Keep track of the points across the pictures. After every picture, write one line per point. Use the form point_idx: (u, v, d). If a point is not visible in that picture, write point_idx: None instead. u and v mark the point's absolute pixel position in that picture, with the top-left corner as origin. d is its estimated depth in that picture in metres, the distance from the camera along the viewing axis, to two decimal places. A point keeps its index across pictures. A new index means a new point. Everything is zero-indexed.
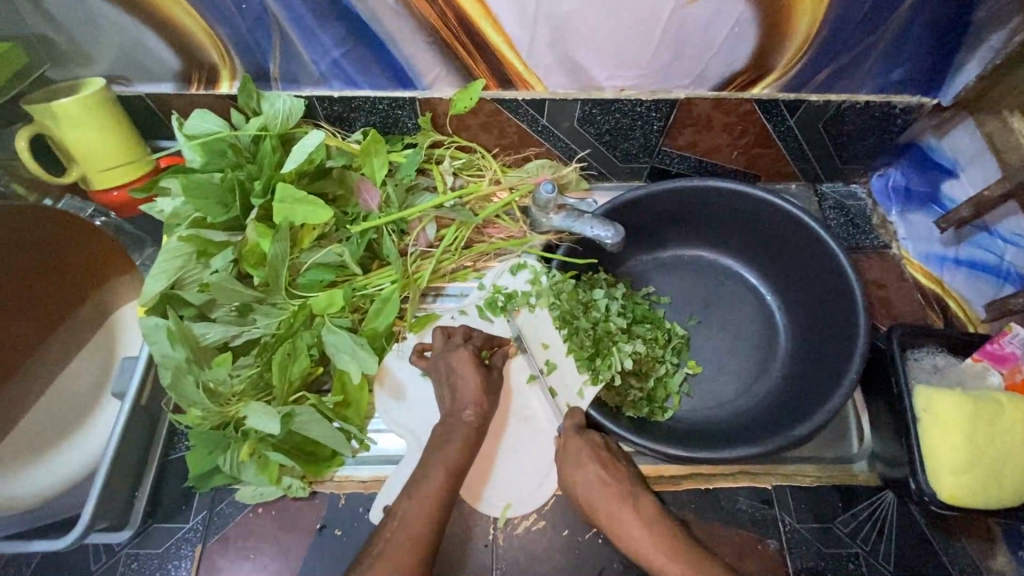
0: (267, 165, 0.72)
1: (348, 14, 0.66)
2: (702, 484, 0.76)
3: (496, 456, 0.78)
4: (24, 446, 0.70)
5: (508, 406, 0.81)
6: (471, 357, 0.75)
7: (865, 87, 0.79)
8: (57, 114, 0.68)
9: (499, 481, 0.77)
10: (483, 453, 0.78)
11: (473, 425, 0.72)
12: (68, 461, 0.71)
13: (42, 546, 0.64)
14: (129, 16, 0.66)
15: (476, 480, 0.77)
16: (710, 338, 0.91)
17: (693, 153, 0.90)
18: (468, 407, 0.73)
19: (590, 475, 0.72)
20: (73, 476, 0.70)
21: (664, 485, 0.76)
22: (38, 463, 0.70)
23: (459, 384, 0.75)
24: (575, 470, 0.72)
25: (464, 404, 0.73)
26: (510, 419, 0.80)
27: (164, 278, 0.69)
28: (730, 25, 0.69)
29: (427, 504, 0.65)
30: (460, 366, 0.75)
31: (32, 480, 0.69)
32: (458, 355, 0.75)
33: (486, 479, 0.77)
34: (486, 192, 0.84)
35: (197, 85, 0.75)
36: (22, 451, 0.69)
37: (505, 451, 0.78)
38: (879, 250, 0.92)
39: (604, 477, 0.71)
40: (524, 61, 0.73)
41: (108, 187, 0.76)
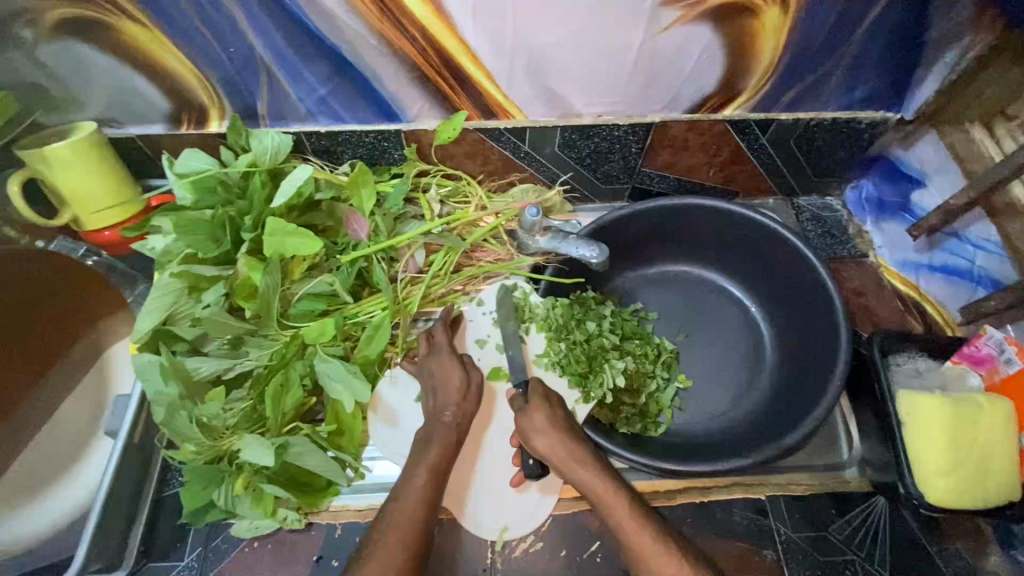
0: (257, 200, 0.75)
1: (333, 54, 0.69)
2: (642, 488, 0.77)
3: (478, 462, 0.79)
4: (16, 489, 0.69)
5: (485, 410, 0.82)
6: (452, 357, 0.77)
7: (831, 105, 0.83)
8: (50, 158, 0.69)
9: (479, 492, 0.77)
10: (463, 463, 0.79)
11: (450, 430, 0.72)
12: (58, 503, 0.70)
13: None
14: (119, 62, 0.68)
15: (456, 488, 0.78)
16: (698, 350, 0.93)
17: (671, 173, 0.93)
18: (449, 408, 0.73)
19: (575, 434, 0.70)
20: (64, 517, 0.69)
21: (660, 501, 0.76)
22: (28, 506, 0.69)
23: (439, 384, 0.75)
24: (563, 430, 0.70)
25: (445, 405, 0.74)
26: (490, 423, 0.81)
27: (155, 314, 0.71)
28: (698, 51, 0.72)
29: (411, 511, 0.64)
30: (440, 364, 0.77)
31: (22, 522, 0.68)
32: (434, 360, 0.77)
33: (467, 489, 0.78)
34: (473, 218, 0.87)
35: (187, 125, 0.77)
36: (12, 493, 0.69)
37: (485, 454, 0.80)
38: (857, 258, 0.95)
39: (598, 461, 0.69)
40: (503, 92, 0.76)
41: (101, 227, 0.77)
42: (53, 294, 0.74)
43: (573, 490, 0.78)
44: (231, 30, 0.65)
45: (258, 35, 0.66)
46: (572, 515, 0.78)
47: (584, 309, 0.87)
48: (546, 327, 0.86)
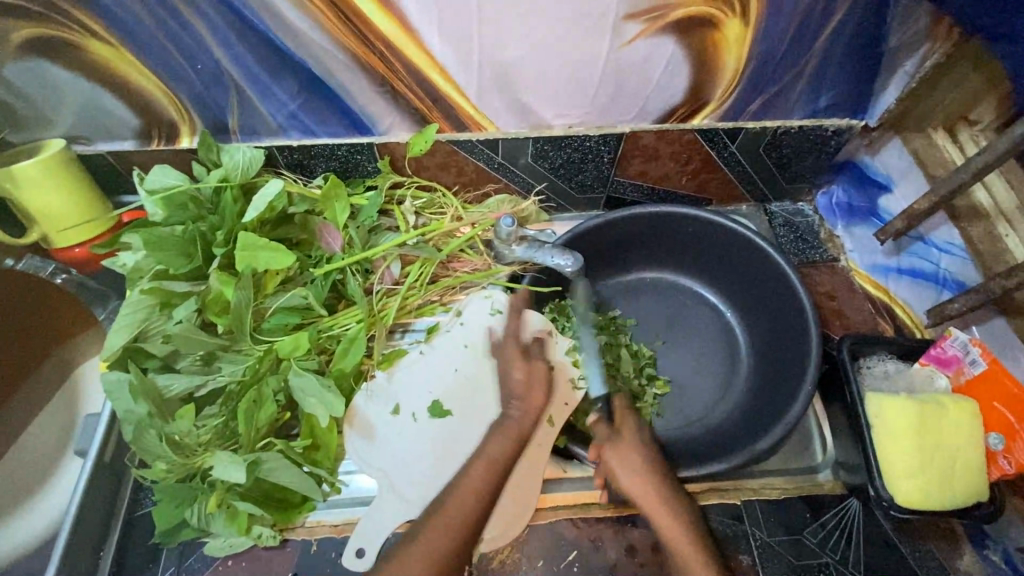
0: (228, 215, 0.75)
1: (302, 70, 0.69)
2: (599, 513, 0.78)
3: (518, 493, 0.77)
4: None
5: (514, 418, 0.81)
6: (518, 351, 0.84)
7: (797, 113, 0.84)
8: (17, 177, 0.69)
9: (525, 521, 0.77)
10: (505, 495, 0.77)
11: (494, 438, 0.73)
12: (19, 528, 0.67)
13: None
14: (87, 80, 0.68)
15: (500, 511, 0.76)
16: (676, 356, 0.94)
17: (644, 181, 0.94)
18: (515, 402, 0.78)
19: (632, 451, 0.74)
20: (27, 541, 0.67)
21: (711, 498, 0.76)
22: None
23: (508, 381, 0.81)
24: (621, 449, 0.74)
25: (516, 396, 0.79)
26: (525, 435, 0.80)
27: (124, 332, 0.71)
28: (664, 63, 0.73)
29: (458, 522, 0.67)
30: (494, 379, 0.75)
31: None
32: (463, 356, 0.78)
33: (512, 524, 0.76)
34: (448, 228, 0.88)
35: (158, 140, 0.77)
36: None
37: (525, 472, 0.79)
38: (829, 263, 0.96)
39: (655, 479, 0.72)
40: (474, 105, 0.77)
41: (69, 244, 0.76)
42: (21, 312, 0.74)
43: (549, 499, 0.79)
44: (197, 47, 0.65)
45: (225, 52, 0.66)
46: (548, 524, 0.77)
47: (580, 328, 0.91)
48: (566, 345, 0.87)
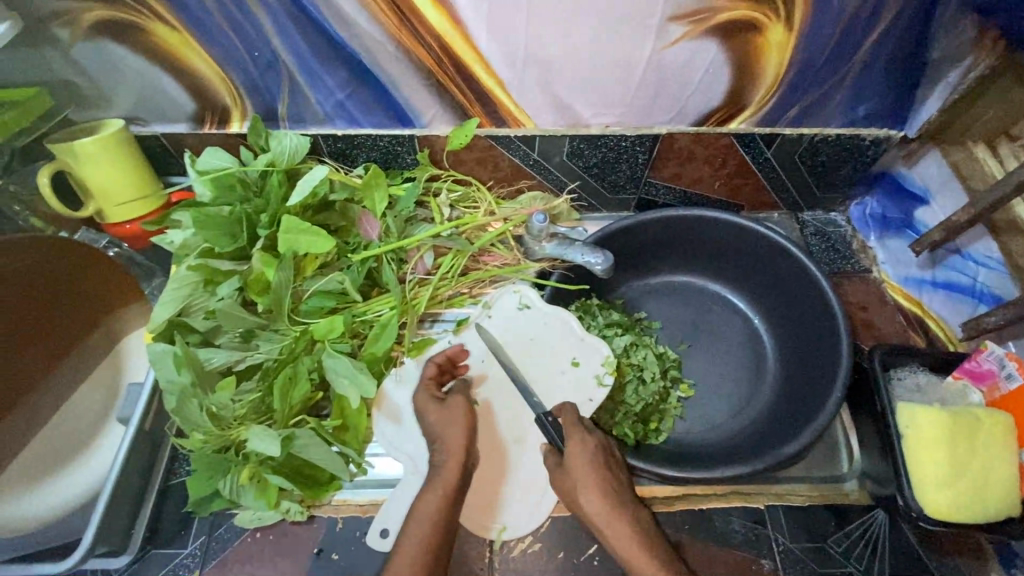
0: (274, 198, 0.78)
1: (352, 60, 0.71)
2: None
3: (506, 475, 0.79)
4: (28, 469, 0.69)
5: (501, 420, 0.82)
6: (427, 392, 0.77)
7: (835, 121, 0.84)
8: (78, 153, 0.72)
9: (507, 502, 0.78)
10: (491, 476, 0.79)
11: (454, 477, 0.70)
12: (67, 486, 0.70)
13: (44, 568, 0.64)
14: (149, 64, 0.71)
15: (482, 493, 0.78)
16: (701, 360, 0.95)
17: (677, 184, 0.95)
18: (451, 438, 0.72)
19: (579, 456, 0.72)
20: (66, 504, 0.69)
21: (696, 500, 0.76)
22: (31, 492, 0.68)
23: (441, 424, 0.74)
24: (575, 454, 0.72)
25: (446, 438, 0.72)
26: (526, 425, 0.82)
27: (171, 306, 0.74)
28: (705, 66, 0.74)
29: (422, 532, 0.65)
30: (450, 410, 0.75)
31: (35, 502, 0.68)
32: (416, 396, 0.77)
33: (493, 508, 0.77)
34: (481, 222, 0.89)
35: (210, 124, 0.80)
36: (19, 477, 0.68)
37: (513, 468, 0.80)
38: (862, 274, 0.96)
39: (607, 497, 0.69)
40: (515, 100, 0.78)
41: (122, 220, 0.80)
42: (76, 281, 0.74)
43: None
44: (256, 35, 0.67)
45: (282, 40, 0.68)
46: (569, 517, 0.78)
47: (610, 328, 0.92)
48: (593, 342, 0.88)
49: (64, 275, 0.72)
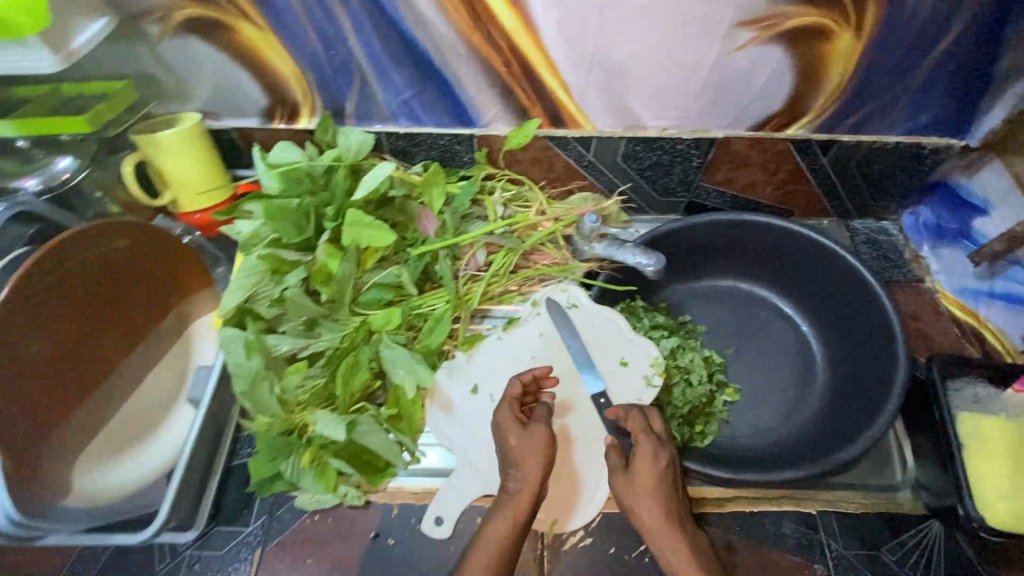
0: (338, 192, 0.80)
1: (424, 61, 0.74)
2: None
3: (577, 476, 0.80)
4: (105, 445, 0.70)
5: (578, 414, 0.84)
6: (511, 415, 0.76)
7: (894, 130, 0.84)
8: (160, 144, 0.75)
9: (582, 503, 0.79)
10: (565, 477, 0.80)
11: (525, 509, 0.71)
12: (141, 462, 0.71)
13: (123, 539, 0.64)
14: (230, 60, 0.74)
15: (555, 495, 0.79)
16: (746, 364, 0.95)
17: (728, 189, 0.95)
18: (520, 470, 0.72)
19: (640, 476, 0.72)
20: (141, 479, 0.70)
21: (747, 504, 0.76)
22: (111, 467, 0.69)
23: (510, 454, 0.73)
24: (636, 475, 0.71)
25: (514, 465, 0.72)
26: (596, 422, 0.84)
27: (241, 292, 0.77)
28: (769, 72, 0.75)
29: (490, 553, 0.69)
30: (531, 438, 0.73)
31: (111, 477, 0.69)
32: (500, 416, 0.76)
33: (568, 507, 0.79)
34: (533, 221, 0.91)
35: (280, 120, 0.83)
36: (99, 451, 0.69)
37: (583, 468, 0.81)
38: (913, 283, 0.95)
39: (664, 519, 0.70)
40: (575, 102, 0.80)
41: (193, 210, 0.83)
42: (154, 267, 0.74)
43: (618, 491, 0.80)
44: (335, 35, 0.70)
45: (359, 40, 0.71)
46: (618, 513, 0.79)
47: (655, 330, 0.94)
48: (643, 342, 0.88)
49: (146, 260, 0.73)
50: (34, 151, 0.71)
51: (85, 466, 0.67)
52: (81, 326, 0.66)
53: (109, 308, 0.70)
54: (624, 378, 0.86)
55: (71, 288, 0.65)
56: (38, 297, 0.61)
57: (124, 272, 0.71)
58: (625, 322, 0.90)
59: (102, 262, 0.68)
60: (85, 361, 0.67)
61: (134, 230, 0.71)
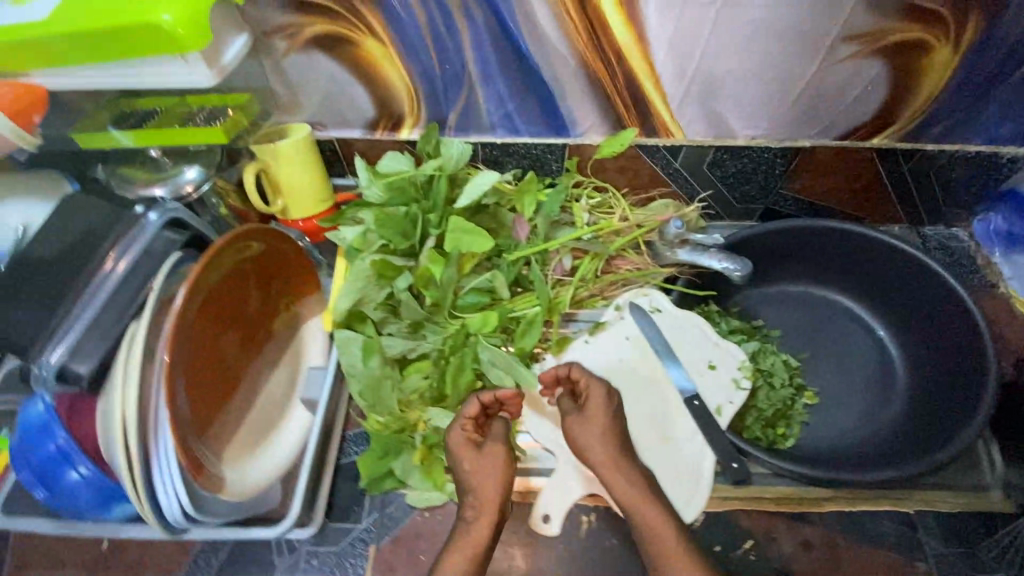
0: (440, 199, 0.83)
1: (534, 74, 0.77)
2: (770, 508, 0.79)
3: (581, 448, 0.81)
4: (238, 444, 0.72)
5: (667, 417, 0.85)
6: (464, 436, 0.74)
7: (977, 139, 0.87)
8: (278, 154, 0.79)
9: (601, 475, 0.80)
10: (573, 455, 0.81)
11: (493, 516, 0.72)
12: (268, 459, 0.74)
13: (264, 533, 0.69)
14: (348, 73, 0.77)
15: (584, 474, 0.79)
16: (824, 367, 0.98)
17: (806, 196, 0.98)
18: (489, 484, 0.73)
19: (593, 436, 0.76)
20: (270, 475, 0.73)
21: (807, 507, 0.79)
22: (246, 461, 0.72)
23: (474, 463, 0.74)
24: (582, 429, 0.77)
25: (483, 477, 0.73)
26: (688, 424, 0.84)
27: (350, 296, 0.79)
28: (865, 84, 0.77)
29: (471, 550, 0.69)
30: (486, 459, 0.74)
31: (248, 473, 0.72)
32: (452, 439, 0.74)
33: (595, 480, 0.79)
34: (616, 227, 0.94)
35: (382, 129, 0.86)
36: (235, 449, 0.72)
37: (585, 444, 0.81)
38: (987, 288, 0.97)
39: (610, 456, 0.75)
40: (672, 112, 0.83)
41: (296, 218, 0.86)
42: (272, 269, 0.77)
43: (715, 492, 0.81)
44: (453, 50, 0.73)
45: (475, 54, 0.74)
46: (720, 512, 0.80)
47: (733, 334, 0.97)
48: (731, 347, 0.91)
49: (267, 263, 0.76)
50: (165, 161, 0.78)
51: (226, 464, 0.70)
52: (218, 328, 0.69)
53: (236, 311, 0.72)
54: (714, 381, 0.89)
55: (213, 293, 0.67)
56: (195, 302, 0.63)
57: (250, 275, 0.73)
58: (709, 328, 0.93)
59: (236, 267, 0.70)
60: (221, 361, 0.70)
61: (265, 236, 0.72)
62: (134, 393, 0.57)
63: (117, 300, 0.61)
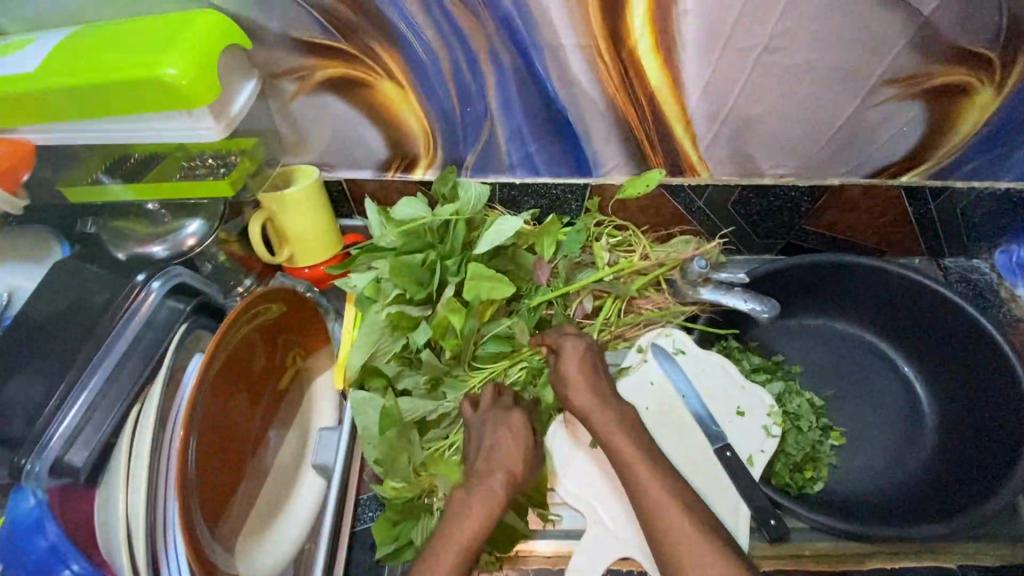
0: (456, 245, 0.77)
1: (558, 115, 0.73)
2: (810, 566, 0.76)
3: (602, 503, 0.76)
4: (250, 523, 0.68)
5: (702, 473, 0.80)
6: (503, 425, 0.69)
7: (1007, 175, 0.84)
8: (285, 201, 0.74)
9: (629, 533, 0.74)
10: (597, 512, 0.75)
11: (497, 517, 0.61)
12: (283, 536, 0.70)
13: None
14: (361, 115, 0.73)
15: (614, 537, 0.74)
16: (849, 406, 0.95)
17: (829, 231, 0.94)
18: (501, 472, 0.64)
19: (579, 385, 0.72)
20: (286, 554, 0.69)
21: (850, 564, 0.76)
22: (259, 543, 0.67)
23: (493, 446, 0.67)
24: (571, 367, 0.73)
25: (500, 464, 0.65)
26: (722, 478, 0.80)
27: (363, 351, 0.74)
28: (900, 125, 0.75)
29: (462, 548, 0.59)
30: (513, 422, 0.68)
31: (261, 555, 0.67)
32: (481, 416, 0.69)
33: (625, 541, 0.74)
34: (637, 267, 0.87)
35: (394, 170, 0.81)
36: (248, 529, 0.67)
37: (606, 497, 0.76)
38: (1015, 323, 0.93)
39: (597, 401, 0.71)
40: (700, 153, 0.79)
41: (302, 265, 0.81)
42: (278, 326, 0.73)
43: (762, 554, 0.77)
44: (477, 92, 0.70)
45: (498, 94, 0.70)
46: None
47: (758, 373, 0.94)
48: (759, 390, 0.88)
49: (273, 321, 0.72)
50: (162, 214, 0.73)
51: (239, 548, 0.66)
52: (227, 398, 0.65)
53: (243, 377, 0.68)
54: (746, 429, 0.85)
55: (221, 361, 0.63)
56: (205, 377, 0.59)
57: (257, 336, 0.69)
58: (736, 370, 0.89)
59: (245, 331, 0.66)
60: (231, 433, 0.65)
61: (273, 294, 0.69)
62: (144, 494, 0.51)
63: (119, 379, 0.57)
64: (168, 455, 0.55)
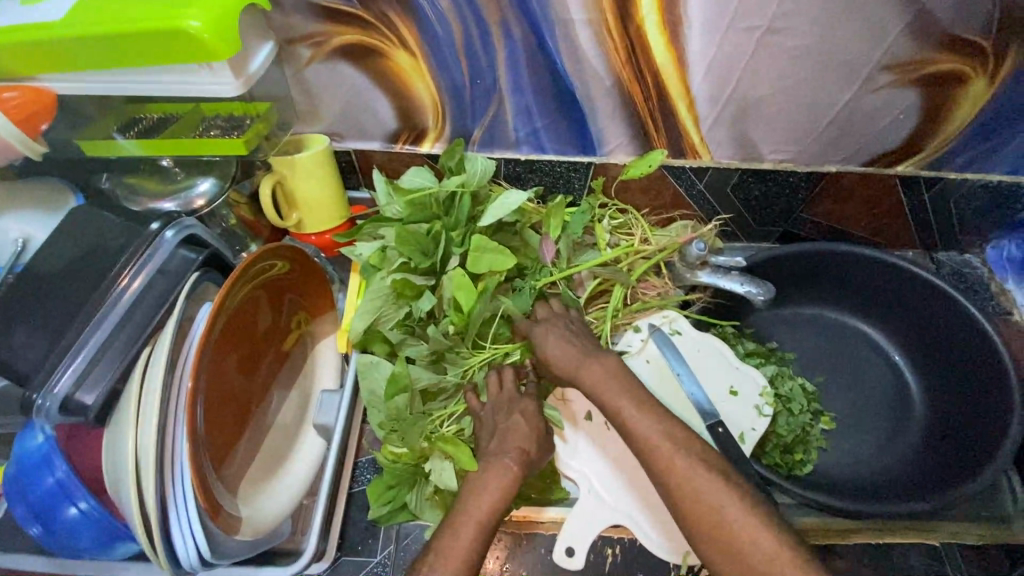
0: (462, 216, 0.77)
1: (565, 91, 0.75)
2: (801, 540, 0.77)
3: (597, 470, 0.78)
4: (252, 474, 0.70)
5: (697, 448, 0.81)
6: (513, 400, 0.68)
7: (1000, 168, 0.85)
8: (296, 166, 0.76)
9: (621, 499, 0.77)
10: (591, 477, 0.78)
11: (509, 482, 0.62)
12: (284, 488, 0.71)
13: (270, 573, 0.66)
14: (374, 85, 0.75)
15: (604, 503, 0.77)
16: (840, 391, 0.97)
17: (825, 220, 0.96)
18: (510, 449, 0.64)
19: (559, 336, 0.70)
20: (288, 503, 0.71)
21: (835, 539, 0.78)
22: (262, 496, 0.69)
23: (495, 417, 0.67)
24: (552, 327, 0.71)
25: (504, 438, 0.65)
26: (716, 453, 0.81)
27: (367, 317, 0.75)
28: (895, 112, 0.77)
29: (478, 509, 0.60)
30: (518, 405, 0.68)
31: (264, 504, 0.69)
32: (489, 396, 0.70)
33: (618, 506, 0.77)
34: (639, 249, 0.88)
35: (403, 142, 0.83)
36: (251, 480, 0.69)
37: (603, 464, 0.78)
38: (1004, 316, 0.95)
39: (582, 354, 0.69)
40: (701, 134, 0.81)
41: (308, 232, 0.83)
42: (285, 287, 0.75)
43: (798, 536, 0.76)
44: (486, 64, 0.72)
45: (507, 67, 0.72)
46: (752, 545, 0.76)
47: (751, 357, 0.96)
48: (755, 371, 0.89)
49: (280, 281, 0.74)
50: (176, 171, 0.75)
51: (243, 495, 0.67)
52: (234, 350, 0.67)
53: (250, 333, 0.70)
54: (739, 407, 0.87)
55: (230, 313, 0.65)
56: (215, 325, 0.61)
57: (264, 294, 0.71)
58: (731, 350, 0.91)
59: (253, 287, 0.68)
60: (235, 385, 0.67)
61: (283, 253, 0.70)
62: (153, 428, 0.53)
63: (130, 325, 0.59)
64: (176, 397, 0.56)
